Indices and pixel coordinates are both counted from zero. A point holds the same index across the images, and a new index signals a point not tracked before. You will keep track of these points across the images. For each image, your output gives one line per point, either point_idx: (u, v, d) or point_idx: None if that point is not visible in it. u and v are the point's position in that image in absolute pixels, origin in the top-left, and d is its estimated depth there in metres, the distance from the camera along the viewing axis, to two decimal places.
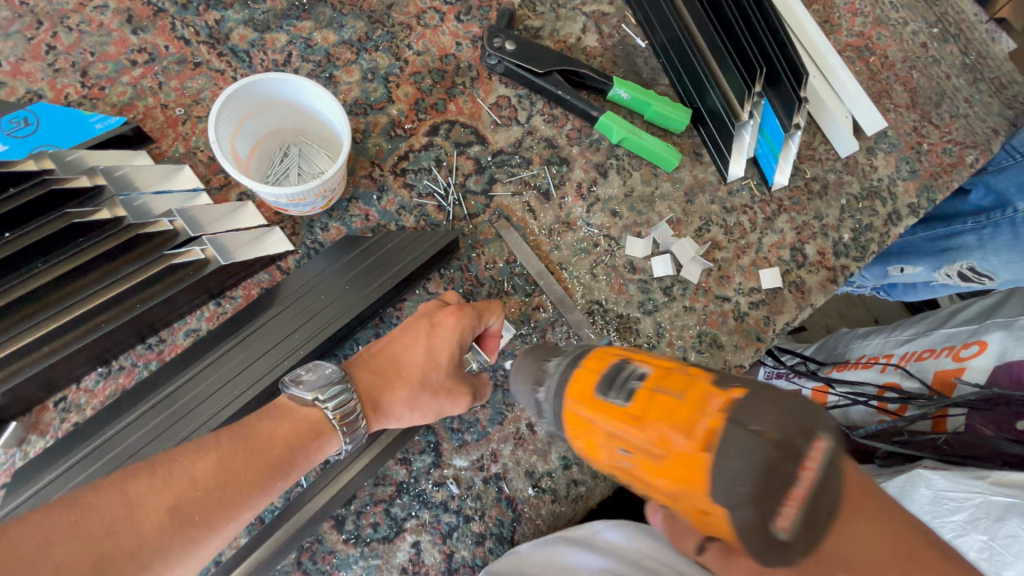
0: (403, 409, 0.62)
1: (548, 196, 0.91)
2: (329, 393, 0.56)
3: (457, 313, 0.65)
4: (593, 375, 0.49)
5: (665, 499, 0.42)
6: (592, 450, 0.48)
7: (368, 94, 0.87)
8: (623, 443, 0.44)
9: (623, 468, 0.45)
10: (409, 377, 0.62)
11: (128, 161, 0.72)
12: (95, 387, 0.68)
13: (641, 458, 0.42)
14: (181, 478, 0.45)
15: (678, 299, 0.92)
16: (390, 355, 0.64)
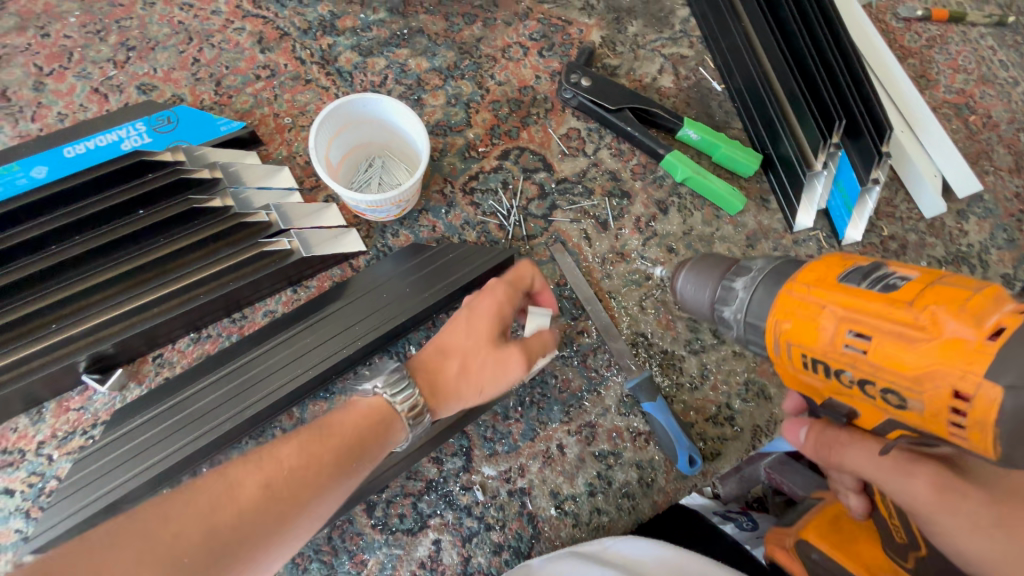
0: (453, 383, 0.65)
1: (606, 226, 0.94)
2: (395, 384, 0.60)
3: (490, 290, 0.68)
4: (838, 269, 0.52)
5: (888, 382, 0.47)
6: (802, 333, 0.52)
7: (450, 118, 0.95)
8: (862, 326, 0.48)
9: (845, 352, 0.49)
10: (459, 351, 0.66)
11: (240, 159, 0.82)
12: (186, 349, 0.78)
13: (885, 338, 0.46)
14: (270, 464, 0.49)
15: (727, 343, 0.90)
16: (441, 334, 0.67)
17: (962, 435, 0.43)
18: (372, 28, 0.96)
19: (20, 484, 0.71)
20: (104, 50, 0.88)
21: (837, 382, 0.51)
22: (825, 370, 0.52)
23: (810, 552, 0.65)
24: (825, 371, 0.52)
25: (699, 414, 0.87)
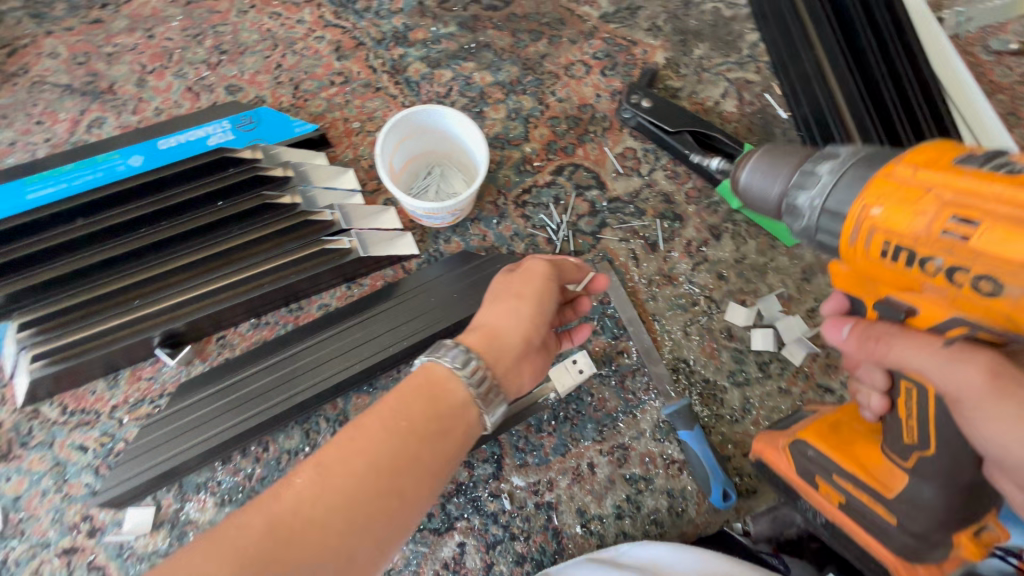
0: (502, 325, 0.61)
1: (655, 247, 0.93)
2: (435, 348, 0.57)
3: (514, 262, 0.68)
4: (947, 155, 0.47)
5: (988, 268, 0.43)
6: (896, 214, 0.47)
7: (509, 131, 0.97)
8: (972, 212, 0.43)
9: (941, 238, 0.44)
10: (513, 295, 0.63)
11: (311, 159, 0.87)
12: (246, 332, 0.82)
13: (995, 226, 0.42)
14: (363, 467, 0.47)
15: (774, 378, 0.88)
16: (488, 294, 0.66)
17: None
18: (442, 41, 1.00)
19: (91, 441, 0.76)
20: (199, 52, 0.95)
21: (915, 274, 0.47)
22: (907, 259, 0.47)
23: (805, 449, 0.67)
24: (906, 261, 0.47)
25: (738, 448, 0.84)
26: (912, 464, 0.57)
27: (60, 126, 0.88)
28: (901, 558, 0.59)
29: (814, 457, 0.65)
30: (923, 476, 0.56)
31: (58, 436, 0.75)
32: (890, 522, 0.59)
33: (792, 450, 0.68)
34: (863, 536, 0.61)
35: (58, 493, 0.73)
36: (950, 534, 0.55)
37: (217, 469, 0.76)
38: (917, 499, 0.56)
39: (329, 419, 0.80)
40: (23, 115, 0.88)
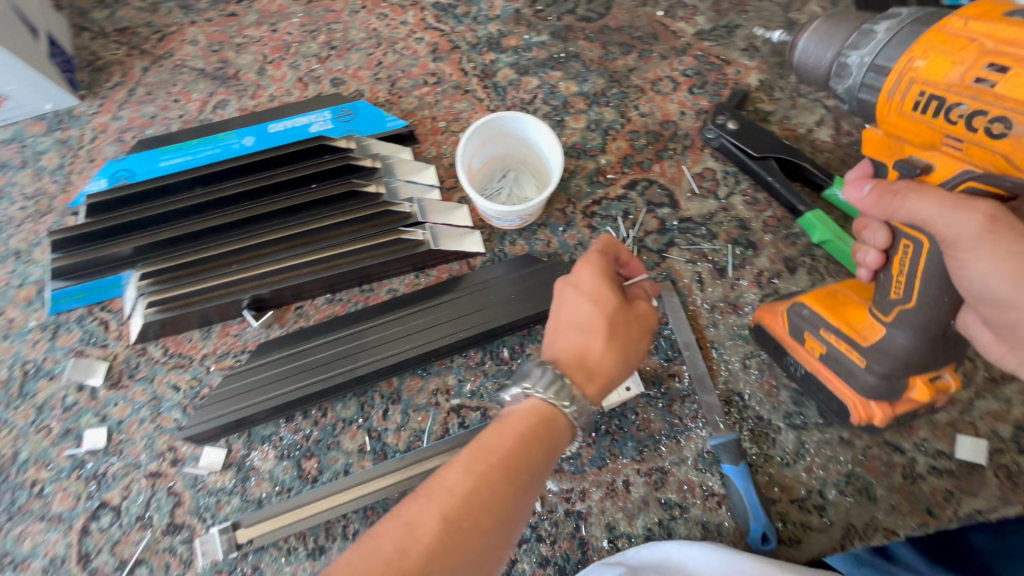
0: (609, 374, 0.63)
1: (723, 273, 0.90)
2: (542, 380, 0.60)
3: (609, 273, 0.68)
4: (993, 13, 0.56)
5: (1001, 110, 0.52)
6: (936, 66, 0.57)
7: (587, 142, 0.98)
8: (1006, 61, 0.53)
9: (971, 86, 0.54)
10: (624, 340, 0.65)
11: (396, 153, 0.93)
12: (322, 306, 0.90)
13: (1016, 74, 0.52)
14: (492, 509, 0.50)
15: (835, 426, 0.83)
16: (596, 317, 0.64)
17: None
18: (533, 49, 1.03)
19: (183, 382, 0.86)
20: (313, 47, 1.04)
21: (942, 121, 0.57)
22: (937, 108, 0.57)
23: (801, 309, 0.78)
24: (935, 112, 0.57)
25: (785, 493, 0.80)
26: (892, 317, 0.69)
27: (192, 105, 1.00)
28: (861, 398, 0.72)
29: (807, 317, 0.77)
30: (899, 326, 0.68)
31: (157, 374, 0.86)
32: (860, 368, 0.72)
33: (788, 316, 0.79)
34: (832, 378, 0.75)
35: (152, 423, 0.84)
36: (907, 375, 0.69)
37: (281, 425, 0.84)
38: (891, 344, 0.69)
39: (384, 396, 0.86)
40: (164, 93, 1.01)
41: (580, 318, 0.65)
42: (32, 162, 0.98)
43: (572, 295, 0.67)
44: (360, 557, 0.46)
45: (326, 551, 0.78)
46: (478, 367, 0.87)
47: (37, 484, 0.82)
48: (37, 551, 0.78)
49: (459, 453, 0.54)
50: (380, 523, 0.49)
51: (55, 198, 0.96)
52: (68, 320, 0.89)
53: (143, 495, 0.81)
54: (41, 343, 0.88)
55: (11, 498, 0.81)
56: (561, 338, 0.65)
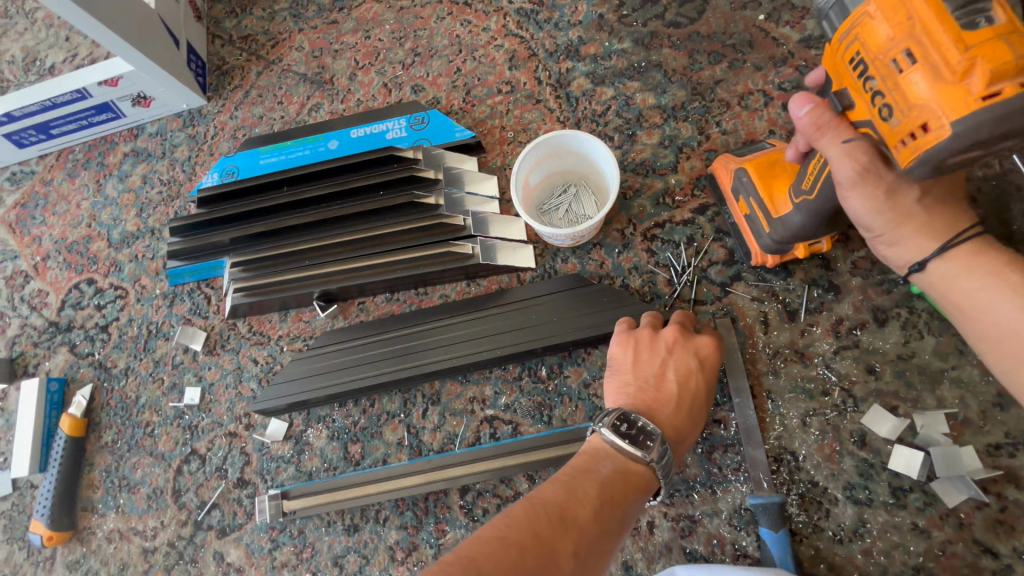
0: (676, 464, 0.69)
1: (794, 317, 0.81)
2: (663, 458, 0.62)
3: (716, 352, 0.74)
4: None
5: (891, 97, 0.49)
6: (872, 29, 0.49)
7: (657, 158, 0.92)
8: (920, 53, 0.46)
9: (885, 65, 0.49)
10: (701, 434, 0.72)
11: (461, 163, 0.96)
12: (381, 303, 0.96)
13: (917, 74, 0.46)
14: (606, 555, 0.53)
15: (908, 510, 0.72)
16: (701, 411, 0.70)
17: (897, 152, 0.50)
18: (612, 57, 0.99)
19: (261, 357, 0.98)
20: (399, 53, 1.09)
21: (860, 84, 0.52)
22: (859, 72, 0.52)
23: (742, 177, 0.79)
24: (859, 73, 0.52)
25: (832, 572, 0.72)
26: (799, 200, 0.70)
27: (292, 107, 1.11)
28: (760, 252, 0.79)
29: (745, 183, 0.78)
30: (799, 209, 0.70)
31: (242, 347, 1.00)
32: (764, 232, 0.77)
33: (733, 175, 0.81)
34: (746, 233, 0.81)
35: (235, 389, 0.98)
36: (795, 244, 0.75)
37: (335, 409, 0.93)
38: (787, 222, 0.72)
39: (425, 396, 0.90)
40: (271, 95, 1.14)
41: (695, 405, 0.69)
42: (169, 153, 1.16)
43: (694, 377, 0.71)
44: (504, 561, 0.47)
45: (359, 530, 0.87)
46: (515, 382, 0.88)
47: (150, 426, 1.00)
48: (146, 479, 0.97)
49: (588, 491, 0.56)
50: (515, 529, 0.50)
51: (183, 186, 1.13)
52: (182, 292, 1.06)
53: (223, 450, 0.95)
54: (162, 309, 1.06)
55: (132, 434, 1.00)
56: (671, 411, 0.68)
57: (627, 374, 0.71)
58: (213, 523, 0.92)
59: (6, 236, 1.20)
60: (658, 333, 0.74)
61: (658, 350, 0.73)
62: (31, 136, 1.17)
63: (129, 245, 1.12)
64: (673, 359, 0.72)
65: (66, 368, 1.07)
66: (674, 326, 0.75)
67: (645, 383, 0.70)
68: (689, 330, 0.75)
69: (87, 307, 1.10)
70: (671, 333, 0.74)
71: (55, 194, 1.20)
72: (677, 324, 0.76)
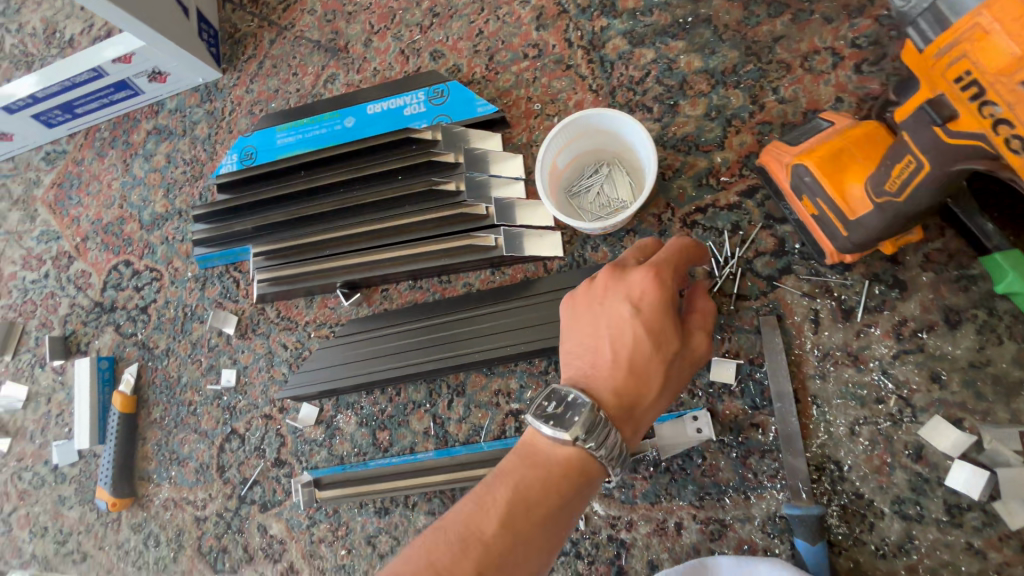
0: (646, 425, 0.59)
1: (849, 316, 0.74)
2: (593, 434, 0.54)
3: (658, 286, 0.57)
4: None
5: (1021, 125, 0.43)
6: (990, 46, 0.44)
7: (702, 132, 0.82)
8: None
9: (1011, 89, 0.43)
10: (670, 385, 0.59)
11: (483, 141, 0.89)
12: (404, 291, 0.93)
13: None
14: (525, 563, 0.51)
15: (964, 529, 0.67)
16: (653, 368, 0.57)
17: None
18: (654, 12, 0.86)
19: (290, 343, 0.99)
20: (417, 15, 1.00)
21: (973, 105, 0.47)
22: (974, 93, 0.46)
23: (802, 176, 0.69)
24: (973, 94, 0.47)
25: None
26: (880, 202, 0.61)
27: (308, 79, 1.05)
28: (838, 253, 0.70)
29: (807, 182, 0.68)
30: (881, 212, 0.61)
31: (272, 332, 1.00)
32: (840, 234, 0.67)
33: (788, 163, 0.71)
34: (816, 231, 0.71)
35: (267, 373, 1.00)
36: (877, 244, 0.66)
37: (363, 396, 0.94)
38: (866, 225, 0.63)
39: (450, 386, 0.89)
40: (286, 66, 1.07)
41: (634, 362, 0.57)
42: (189, 131, 1.13)
43: (630, 331, 0.57)
44: None
45: (389, 512, 0.90)
46: (541, 376, 0.85)
47: (192, 405, 1.04)
48: (194, 455, 1.02)
49: (497, 497, 0.53)
50: (416, 560, 0.51)
51: (205, 166, 1.11)
52: (213, 275, 1.06)
53: (260, 431, 0.99)
54: (195, 292, 1.08)
55: (177, 411, 1.05)
56: (609, 377, 0.57)
57: (566, 341, 0.62)
58: (255, 498, 0.97)
59: (48, 216, 1.23)
60: (590, 284, 0.62)
61: (592, 304, 0.61)
62: (58, 116, 1.17)
63: (159, 226, 1.13)
64: (605, 313, 0.59)
65: (114, 347, 1.13)
66: (607, 270, 0.61)
67: (582, 350, 0.60)
68: (626, 270, 0.61)
69: (126, 288, 1.14)
70: (602, 280, 0.61)
71: (87, 174, 1.22)
72: (613, 266, 0.61)
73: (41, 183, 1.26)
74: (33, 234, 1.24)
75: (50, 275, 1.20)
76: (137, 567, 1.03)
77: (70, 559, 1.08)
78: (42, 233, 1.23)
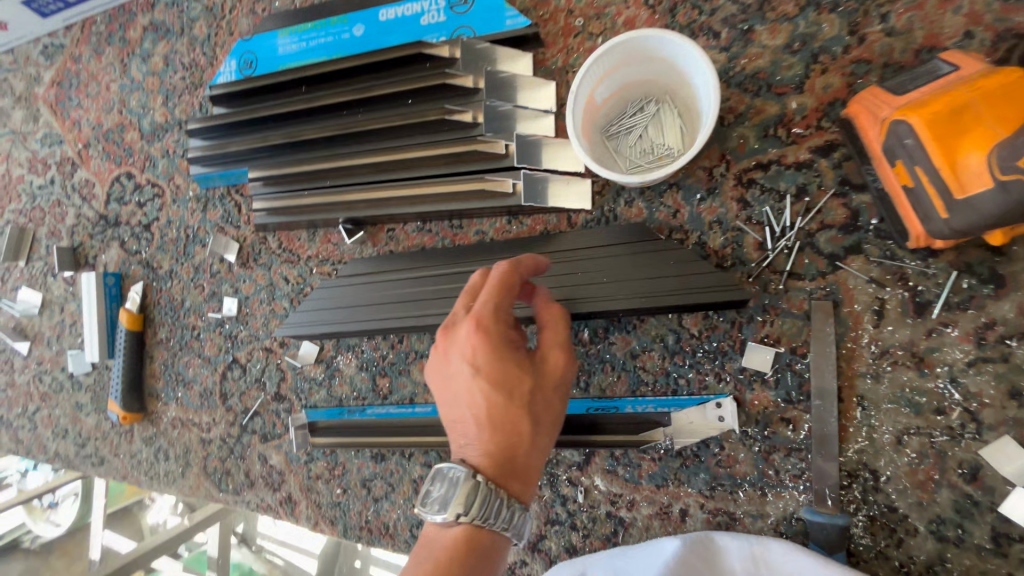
0: (540, 463, 0.53)
1: (923, 311, 0.62)
2: (475, 505, 0.49)
3: (485, 336, 0.52)
4: None
5: None
6: None
7: (778, 69, 0.66)
8: None
9: None
10: (547, 417, 0.53)
11: (511, 63, 0.76)
12: (412, 233, 0.85)
13: None
14: None
15: (1008, 560, 0.60)
16: (514, 415, 0.51)
17: None
18: None
19: (292, 277, 0.93)
20: None
21: None
22: None
23: (904, 138, 0.54)
24: None
25: None
26: (1007, 178, 0.47)
27: None
28: (926, 237, 0.57)
29: (908, 144, 0.54)
30: (1007, 192, 0.48)
31: (274, 263, 0.95)
32: (937, 215, 0.54)
33: (883, 118, 0.56)
34: (903, 206, 0.58)
35: (269, 305, 0.95)
36: (984, 232, 0.53)
37: (364, 339, 0.89)
38: (980, 207, 0.50)
39: None
40: None
41: (489, 418, 0.51)
42: (188, 30, 1.02)
43: (476, 392, 0.52)
44: None
45: (386, 459, 0.88)
46: None
47: (195, 329, 1.02)
48: (198, 379, 1.02)
49: None
50: None
51: (205, 73, 1.00)
52: (214, 196, 1.00)
53: (261, 363, 0.96)
54: (196, 213, 1.02)
55: (181, 335, 1.03)
56: (476, 441, 0.52)
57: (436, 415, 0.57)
58: (256, 429, 0.97)
59: (50, 118, 1.16)
60: (431, 351, 0.56)
61: (439, 371, 0.55)
62: (50, 4, 1.06)
63: (160, 138, 1.05)
64: (448, 377, 0.54)
65: (120, 263, 1.10)
66: (439, 333, 0.56)
67: (451, 423, 0.54)
68: (453, 326, 0.55)
69: (129, 202, 1.08)
70: (437, 344, 0.55)
71: (85, 73, 1.12)
72: (443, 326, 0.56)
73: (41, 81, 1.18)
74: (37, 136, 1.18)
75: (56, 182, 1.16)
76: (148, 477, 1.07)
77: (89, 461, 1.13)
78: (45, 136, 1.17)
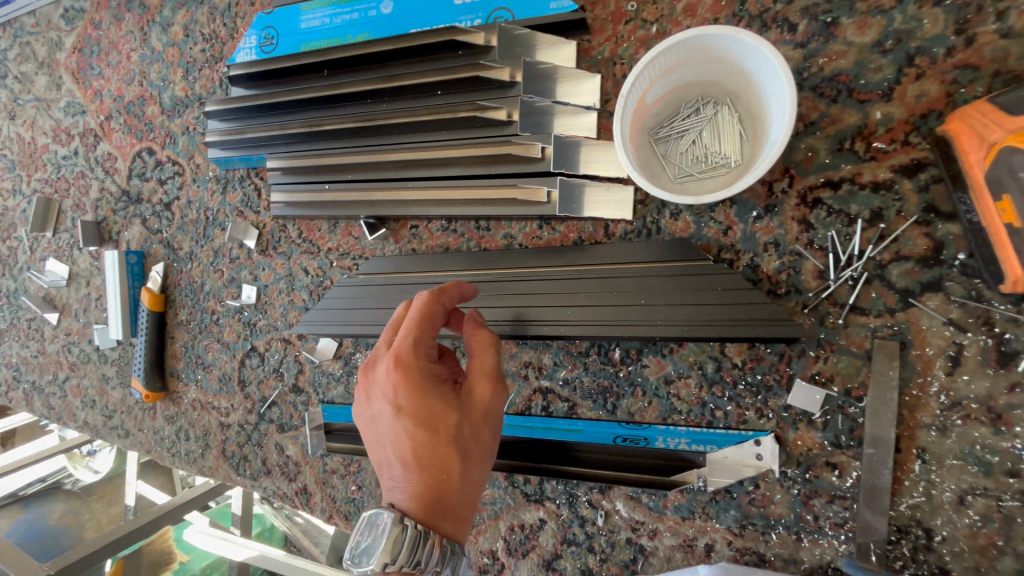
0: (475, 499, 0.51)
1: (1006, 361, 0.55)
2: (403, 554, 0.46)
3: (405, 372, 0.51)
4: None
5: None
6: None
7: (863, 71, 0.57)
8: None
9: None
10: (476, 452, 0.51)
11: (555, 51, 0.68)
12: (435, 232, 0.80)
13: None
14: None
15: None
16: (439, 452, 0.49)
17: None
18: None
19: (312, 269, 0.90)
20: None
21: None
22: None
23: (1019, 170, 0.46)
24: None
25: None
26: None
27: None
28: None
29: None
30: None
31: (294, 253, 0.91)
32: None
33: (993, 140, 0.48)
34: (1004, 247, 0.49)
35: (288, 295, 0.92)
36: None
37: None
38: None
39: None
40: None
41: (412, 457, 0.49)
42: None
43: (399, 429, 0.50)
44: None
45: None
46: (580, 358, 0.73)
47: (215, 314, 1.00)
48: (218, 364, 1.01)
49: None
50: None
51: (225, 46, 0.95)
52: (234, 178, 0.96)
53: (279, 353, 0.95)
54: (216, 194, 0.98)
55: (201, 318, 1.02)
56: (403, 484, 0.50)
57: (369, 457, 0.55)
58: (274, 418, 0.96)
59: (72, 86, 1.13)
60: (355, 393, 0.55)
61: (365, 413, 0.54)
62: None
63: (180, 113, 1.01)
64: (373, 417, 0.53)
65: (142, 242, 1.08)
66: (362, 373, 0.55)
67: (379, 465, 0.53)
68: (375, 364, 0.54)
69: (150, 179, 1.06)
70: (360, 385, 0.54)
71: (106, 40, 1.08)
72: (364, 365, 0.55)
73: (62, 47, 1.14)
74: (60, 105, 1.15)
75: (79, 154, 1.14)
76: (170, 454, 1.08)
77: (116, 433, 1.16)
78: (68, 105, 1.14)
